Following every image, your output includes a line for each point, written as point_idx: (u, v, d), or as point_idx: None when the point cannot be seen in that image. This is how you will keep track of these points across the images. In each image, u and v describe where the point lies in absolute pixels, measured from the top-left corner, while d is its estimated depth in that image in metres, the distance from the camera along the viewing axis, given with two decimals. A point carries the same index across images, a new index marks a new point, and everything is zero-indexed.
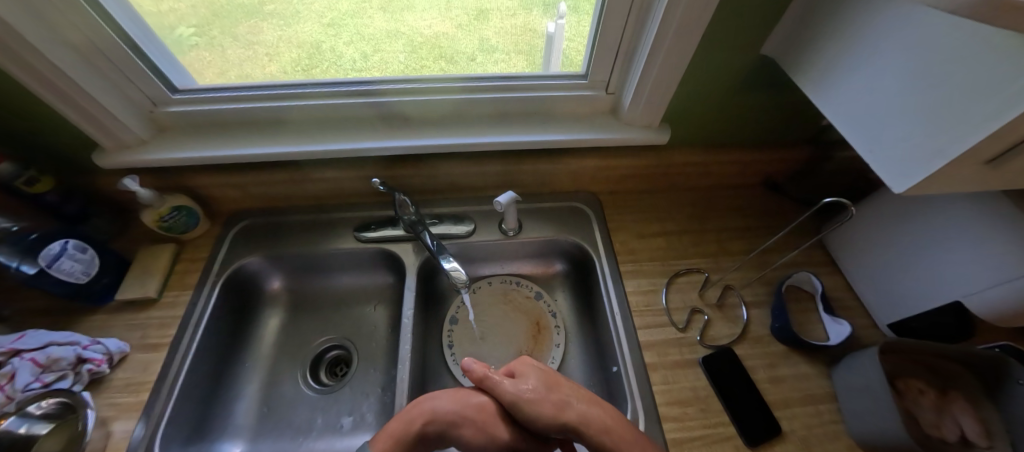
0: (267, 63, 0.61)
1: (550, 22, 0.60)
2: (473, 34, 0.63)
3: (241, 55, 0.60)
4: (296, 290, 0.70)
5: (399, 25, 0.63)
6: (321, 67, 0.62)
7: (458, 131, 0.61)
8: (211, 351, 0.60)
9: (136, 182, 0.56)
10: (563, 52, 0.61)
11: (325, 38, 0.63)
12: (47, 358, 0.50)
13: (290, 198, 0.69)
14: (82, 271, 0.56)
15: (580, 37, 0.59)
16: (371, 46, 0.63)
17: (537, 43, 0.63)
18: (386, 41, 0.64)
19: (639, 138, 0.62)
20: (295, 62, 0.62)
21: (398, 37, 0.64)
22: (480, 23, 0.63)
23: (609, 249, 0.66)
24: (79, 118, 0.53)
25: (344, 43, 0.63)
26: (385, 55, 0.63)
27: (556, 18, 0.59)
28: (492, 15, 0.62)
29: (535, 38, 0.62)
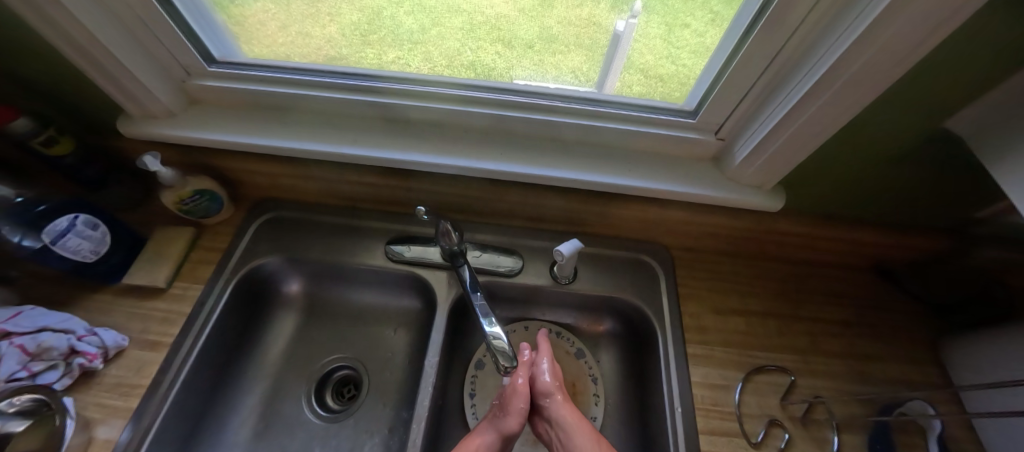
0: (328, 23, 0.59)
1: (620, 21, 0.55)
2: (535, 20, 0.61)
3: (303, 12, 0.59)
4: (313, 295, 0.64)
5: (461, 1, 0.61)
6: (379, 35, 0.60)
7: (522, 155, 0.53)
8: (213, 357, 0.54)
9: (157, 161, 0.49)
10: (628, 56, 0.56)
11: (388, 5, 0.62)
12: (37, 347, 0.45)
13: (323, 195, 0.62)
14: (90, 249, 0.50)
15: (665, 58, 0.54)
16: (430, 19, 0.62)
17: (599, 39, 0.59)
18: (445, 15, 0.62)
19: (743, 201, 0.51)
20: (355, 26, 0.60)
21: (459, 14, 0.62)
22: (543, 10, 0.61)
23: (676, 324, 0.56)
24: (104, 81, 0.46)
25: (404, 12, 0.62)
26: (444, 30, 0.61)
27: (628, 16, 0.54)
28: (556, 4, 0.60)
29: (600, 32, 0.58)
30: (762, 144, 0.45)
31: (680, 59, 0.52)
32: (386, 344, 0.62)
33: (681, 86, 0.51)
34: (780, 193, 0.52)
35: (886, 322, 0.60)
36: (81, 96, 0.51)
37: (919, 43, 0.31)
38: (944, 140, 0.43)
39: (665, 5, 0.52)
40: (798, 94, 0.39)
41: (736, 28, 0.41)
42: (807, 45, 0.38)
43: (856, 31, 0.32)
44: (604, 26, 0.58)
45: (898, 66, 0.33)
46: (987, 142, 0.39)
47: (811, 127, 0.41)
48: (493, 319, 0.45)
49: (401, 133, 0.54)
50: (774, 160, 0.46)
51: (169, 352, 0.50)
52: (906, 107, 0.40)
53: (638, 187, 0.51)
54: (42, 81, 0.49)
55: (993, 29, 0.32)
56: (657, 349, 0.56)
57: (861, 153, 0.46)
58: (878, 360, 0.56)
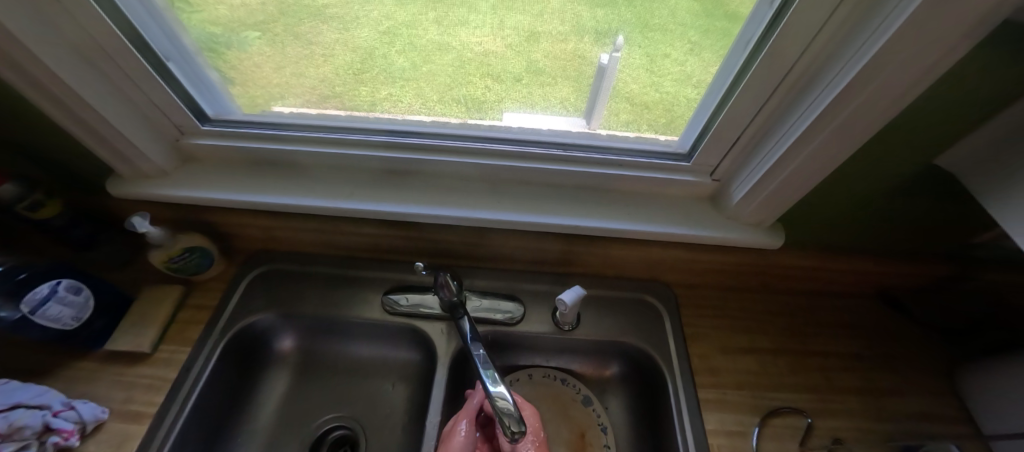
0: (320, 64, 0.59)
1: (604, 54, 0.55)
2: (521, 55, 0.60)
3: (298, 53, 0.58)
4: (307, 350, 0.61)
5: (450, 39, 0.61)
6: (372, 73, 0.60)
7: (520, 202, 0.52)
8: (201, 425, 0.51)
9: (147, 222, 0.48)
10: (614, 88, 0.56)
11: (381, 44, 0.61)
12: (9, 427, 0.41)
13: (318, 246, 0.61)
14: (71, 316, 0.48)
15: (652, 86, 0.55)
16: (422, 57, 0.62)
17: (585, 70, 0.59)
18: (434, 53, 0.62)
19: (744, 240, 0.50)
20: (348, 65, 0.59)
21: (448, 51, 0.62)
22: (530, 45, 0.59)
23: (686, 367, 0.54)
24: (94, 143, 0.46)
25: (397, 51, 0.62)
26: (434, 67, 0.62)
27: (612, 50, 0.53)
28: (543, 38, 0.59)
29: (585, 65, 0.59)
30: (759, 184, 0.45)
31: (662, 83, 0.53)
32: (383, 400, 0.59)
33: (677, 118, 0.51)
34: (780, 230, 0.52)
35: (897, 353, 0.59)
36: (70, 157, 0.50)
37: (901, 92, 0.32)
38: (936, 175, 0.44)
39: (646, 36, 0.53)
40: (791, 139, 0.40)
41: (728, 74, 0.42)
42: (796, 91, 0.39)
43: (846, 79, 0.33)
44: (589, 58, 0.58)
45: (889, 111, 0.34)
46: (977, 176, 0.39)
47: (806, 169, 0.41)
48: (500, 378, 0.43)
49: (396, 184, 0.54)
50: (771, 200, 0.46)
51: (154, 423, 0.47)
52: (896, 146, 0.41)
53: (640, 230, 0.50)
54: (29, 143, 0.49)
55: (971, 70, 0.33)
56: (667, 394, 0.53)
57: (857, 189, 0.47)
58: (894, 395, 0.55)
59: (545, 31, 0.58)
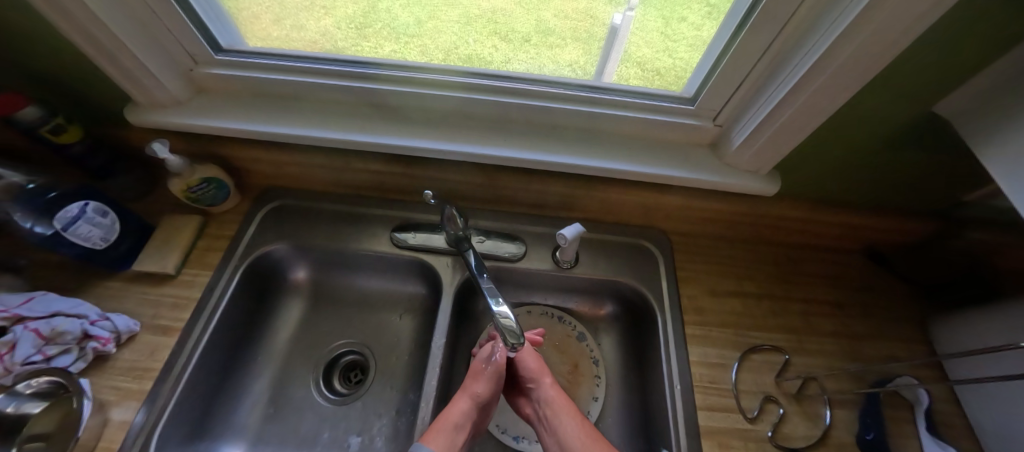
0: (323, 16, 0.59)
1: (617, 13, 0.58)
2: (530, 14, 0.62)
3: (299, 4, 0.58)
4: (319, 282, 0.65)
5: None
6: (375, 27, 0.60)
7: (524, 142, 0.54)
8: (222, 342, 0.55)
9: (165, 149, 0.50)
10: (625, 49, 0.58)
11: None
12: (51, 331, 0.46)
13: (329, 183, 0.63)
14: (100, 237, 0.51)
15: (666, 52, 0.55)
16: (427, 12, 0.62)
17: (596, 32, 0.61)
18: (442, 9, 0.62)
19: (740, 185, 0.52)
20: (350, 19, 0.60)
21: (455, 7, 0.62)
22: (540, 4, 0.62)
23: (675, 306, 0.58)
24: (112, 69, 0.47)
25: (400, 6, 0.63)
26: (440, 23, 0.62)
27: (623, 9, 0.57)
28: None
29: (596, 26, 0.60)
30: (758, 129, 0.47)
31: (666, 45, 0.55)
32: (390, 329, 0.63)
33: (688, 57, 0.52)
34: (775, 178, 0.53)
35: (876, 303, 0.62)
36: (85, 84, 0.51)
37: (905, 31, 0.32)
38: (931, 124, 0.45)
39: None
40: (791, 81, 0.41)
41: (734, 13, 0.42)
42: (802, 30, 0.39)
43: (847, 19, 0.34)
44: (602, 19, 0.60)
45: (890, 49, 0.34)
46: (970, 123, 0.40)
47: (804, 113, 0.42)
48: (501, 299, 0.47)
49: (404, 120, 0.55)
50: (768, 145, 0.47)
51: (181, 336, 0.51)
52: (894, 93, 0.42)
53: (639, 172, 0.52)
54: (43, 68, 0.50)
55: (976, 10, 0.33)
56: (656, 330, 0.57)
57: (854, 138, 0.48)
58: (868, 339, 0.58)
59: None
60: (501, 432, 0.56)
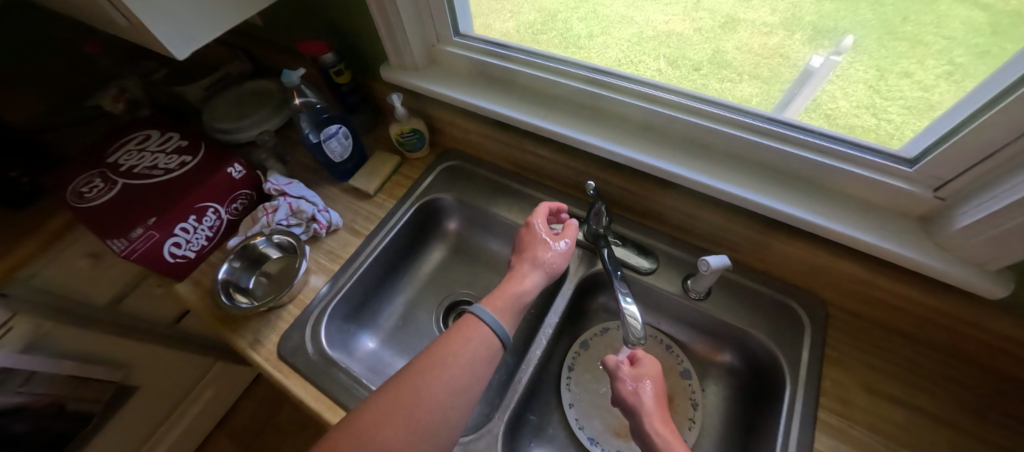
0: (508, 19, 0.67)
1: (819, 56, 0.51)
2: (710, 42, 0.60)
3: (490, 6, 0.68)
4: (464, 237, 0.76)
5: (635, 10, 0.64)
6: (548, 35, 0.66)
7: (691, 161, 0.55)
8: (388, 258, 0.69)
9: (399, 100, 0.66)
10: (813, 96, 0.53)
11: (564, 9, 0.67)
12: (297, 208, 0.64)
13: (498, 157, 0.72)
14: (340, 153, 0.69)
15: (846, 84, 0.51)
16: (601, 26, 0.66)
17: (784, 73, 0.55)
18: (615, 25, 0.65)
19: (951, 274, 0.43)
20: (528, 25, 0.67)
21: (629, 24, 0.65)
22: (725, 32, 0.59)
23: (813, 384, 0.50)
24: (385, 34, 0.63)
25: (578, 17, 0.67)
26: (610, 38, 0.65)
27: (831, 52, 0.50)
28: (742, 25, 0.57)
29: (785, 65, 0.55)
30: (1000, 213, 0.38)
31: (876, 102, 0.48)
32: None
33: (916, 112, 0.45)
34: (1008, 279, 0.43)
35: None
36: (363, 43, 0.70)
37: None
38: None
39: (885, 44, 0.45)
40: None
41: (1003, 74, 0.35)
42: None
43: None
44: (794, 59, 0.54)
45: None
46: None
47: None
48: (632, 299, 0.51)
49: (582, 116, 0.62)
50: (1012, 237, 0.38)
51: (365, 242, 0.66)
52: None
53: (811, 221, 0.48)
54: (345, 28, 0.69)
55: None
56: (780, 399, 0.51)
57: None
58: None
59: (748, 18, 0.56)
60: (578, 427, 0.58)
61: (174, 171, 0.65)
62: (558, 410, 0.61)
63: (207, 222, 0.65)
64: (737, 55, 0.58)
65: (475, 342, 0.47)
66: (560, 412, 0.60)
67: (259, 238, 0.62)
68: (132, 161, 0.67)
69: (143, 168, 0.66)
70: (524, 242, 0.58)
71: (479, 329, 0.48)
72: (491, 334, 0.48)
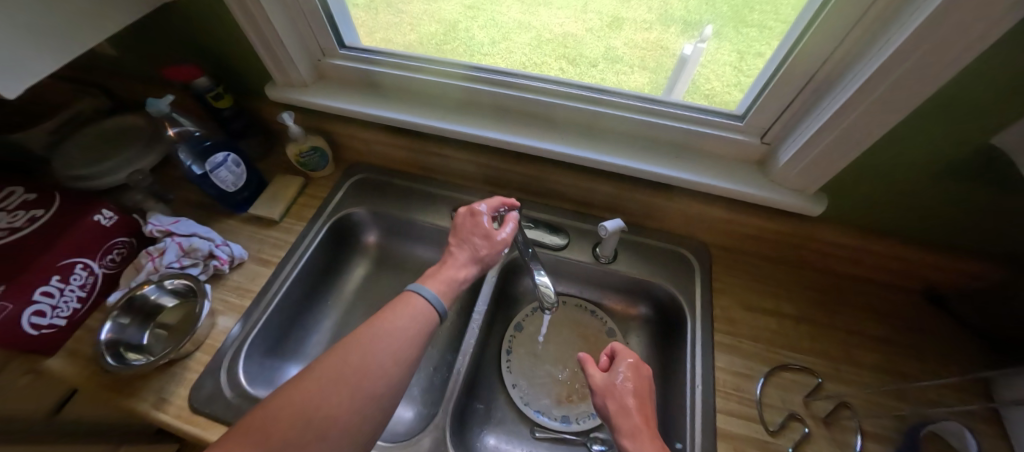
0: (409, 32, 0.71)
1: (689, 45, 0.65)
2: (600, 41, 0.73)
3: (390, 21, 0.71)
4: (385, 247, 0.75)
5: (533, 21, 0.75)
6: (453, 44, 0.70)
7: (577, 142, 0.61)
8: (306, 282, 0.66)
9: (291, 119, 0.63)
10: (693, 78, 0.64)
11: (468, 21, 0.75)
12: (189, 246, 0.59)
13: (407, 163, 0.73)
14: (232, 182, 0.64)
15: (716, 64, 0.62)
16: (502, 33, 0.74)
17: (666, 63, 0.68)
18: (516, 32, 0.74)
19: (784, 202, 0.54)
20: (432, 36, 0.71)
21: (528, 31, 0.75)
22: (611, 32, 0.73)
23: (708, 311, 0.60)
24: (265, 53, 0.61)
25: (479, 27, 0.75)
26: (512, 43, 0.72)
27: (697, 41, 0.64)
28: (625, 25, 0.73)
29: (666, 56, 0.68)
30: (805, 147, 0.49)
31: (715, 68, 0.62)
32: None
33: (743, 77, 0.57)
34: (822, 199, 0.55)
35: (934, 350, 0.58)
36: (242, 63, 0.66)
37: (946, 59, 0.35)
38: (992, 160, 0.45)
39: (739, 32, 0.60)
40: (843, 97, 0.43)
41: (788, 38, 0.46)
42: (853, 54, 0.42)
43: (903, 34, 0.35)
44: (671, 49, 0.68)
45: (937, 72, 0.36)
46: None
47: (849, 134, 0.45)
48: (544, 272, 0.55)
49: (478, 113, 0.64)
50: (816, 164, 0.49)
51: (276, 269, 0.63)
52: (946, 121, 0.43)
53: (681, 178, 0.56)
54: (216, 49, 0.65)
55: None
56: (686, 332, 0.60)
57: (903, 166, 0.49)
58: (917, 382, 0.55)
59: (629, 20, 0.73)
60: (523, 404, 0.62)
61: None
62: (503, 393, 0.63)
63: (76, 281, 0.57)
64: (622, 50, 0.71)
65: (410, 317, 0.44)
66: (505, 394, 0.63)
67: (148, 286, 0.56)
68: None
69: None
70: (462, 230, 0.55)
71: (419, 306, 0.45)
72: (429, 306, 0.46)
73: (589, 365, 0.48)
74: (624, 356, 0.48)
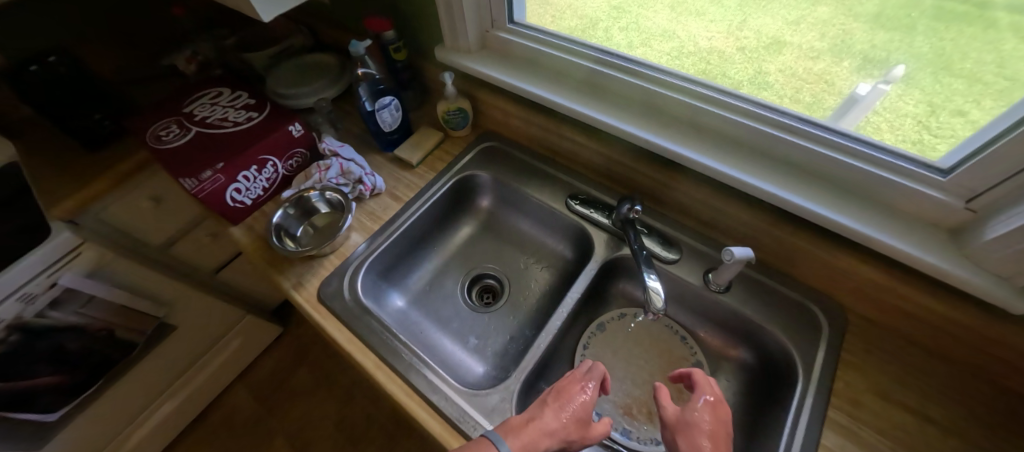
0: (550, 23, 0.70)
1: (866, 84, 0.52)
2: (751, 62, 0.60)
3: (535, 11, 0.71)
4: (494, 215, 0.80)
5: (677, 26, 0.65)
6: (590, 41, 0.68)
7: (722, 155, 0.58)
8: (425, 225, 0.74)
9: (450, 79, 0.71)
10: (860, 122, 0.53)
11: (606, 17, 0.68)
12: (347, 169, 0.69)
13: (536, 142, 0.76)
14: (389, 123, 0.74)
15: (892, 113, 0.51)
16: (640, 38, 0.67)
17: (827, 100, 0.55)
18: (656, 38, 0.66)
19: (971, 281, 0.45)
20: (571, 29, 0.69)
21: (669, 38, 0.65)
22: (768, 53, 0.59)
23: (825, 379, 0.53)
24: (445, 17, 0.68)
25: (618, 28, 0.68)
26: (648, 51, 0.65)
27: (880, 81, 0.51)
28: (786, 49, 0.58)
29: (828, 92, 0.55)
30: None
31: (896, 123, 0.50)
32: (530, 276, 0.75)
33: (946, 135, 0.47)
34: None
35: None
36: (421, 24, 0.75)
37: None
38: None
39: (938, 79, 0.47)
40: None
41: None
42: None
43: None
44: (839, 87, 0.54)
45: None
46: None
47: None
48: (656, 277, 0.53)
49: (626, 108, 0.66)
50: None
51: (405, 205, 0.71)
52: None
53: (835, 221, 0.50)
54: (405, 8, 0.74)
55: None
56: (791, 394, 0.53)
57: None
58: None
59: (795, 41, 0.57)
60: None
61: (242, 125, 0.72)
62: None
63: (265, 174, 0.71)
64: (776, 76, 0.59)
65: None
66: None
67: (313, 192, 0.68)
68: (205, 113, 0.75)
69: (215, 120, 0.73)
70: (563, 393, 0.47)
71: None
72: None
73: (663, 396, 0.47)
74: (702, 391, 0.47)
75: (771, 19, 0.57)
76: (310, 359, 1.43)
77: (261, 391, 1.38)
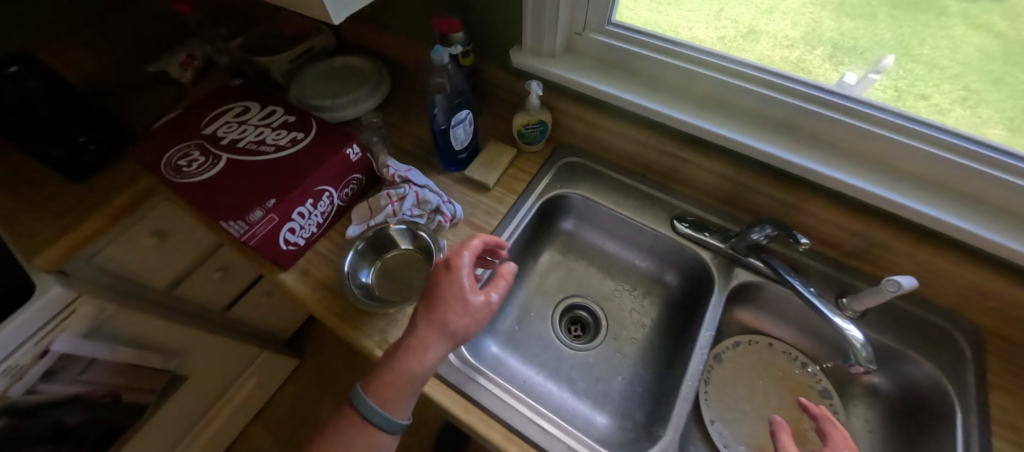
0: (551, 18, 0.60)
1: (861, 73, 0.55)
2: (733, 48, 0.59)
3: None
4: (578, 237, 0.72)
5: (659, 18, 0.62)
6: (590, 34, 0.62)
7: (865, 172, 0.53)
8: (512, 256, 0.65)
9: (537, 89, 0.61)
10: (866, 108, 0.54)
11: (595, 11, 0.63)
12: (423, 197, 0.59)
13: (622, 155, 0.68)
14: (462, 141, 0.64)
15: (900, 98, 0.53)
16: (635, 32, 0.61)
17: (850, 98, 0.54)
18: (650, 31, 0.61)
19: None
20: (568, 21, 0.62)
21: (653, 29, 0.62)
22: (746, 42, 0.59)
23: (987, 407, 0.49)
24: (530, 18, 0.59)
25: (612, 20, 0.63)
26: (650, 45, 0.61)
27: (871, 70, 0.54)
28: (762, 37, 0.58)
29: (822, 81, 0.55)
30: None
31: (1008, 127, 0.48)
32: (628, 307, 0.67)
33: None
34: None
35: None
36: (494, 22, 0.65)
37: None
38: None
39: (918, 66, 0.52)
40: None
41: None
42: None
43: None
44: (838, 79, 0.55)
45: None
46: None
47: None
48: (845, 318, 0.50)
49: (740, 119, 0.59)
50: None
51: (491, 236, 0.61)
52: None
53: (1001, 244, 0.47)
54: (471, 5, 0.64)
55: None
56: (951, 424, 0.50)
57: None
58: None
59: (770, 31, 0.58)
60: (725, 446, 0.55)
61: (287, 148, 0.60)
62: (699, 430, 0.56)
63: (321, 207, 0.59)
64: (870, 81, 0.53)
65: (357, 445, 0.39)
66: (704, 435, 0.56)
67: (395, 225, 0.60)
68: (233, 134, 0.62)
69: (249, 142, 0.60)
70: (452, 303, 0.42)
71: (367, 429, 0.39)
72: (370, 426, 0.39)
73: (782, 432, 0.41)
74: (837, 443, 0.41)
75: (749, 8, 0.58)
76: (332, 391, 1.30)
77: (279, 430, 1.24)
